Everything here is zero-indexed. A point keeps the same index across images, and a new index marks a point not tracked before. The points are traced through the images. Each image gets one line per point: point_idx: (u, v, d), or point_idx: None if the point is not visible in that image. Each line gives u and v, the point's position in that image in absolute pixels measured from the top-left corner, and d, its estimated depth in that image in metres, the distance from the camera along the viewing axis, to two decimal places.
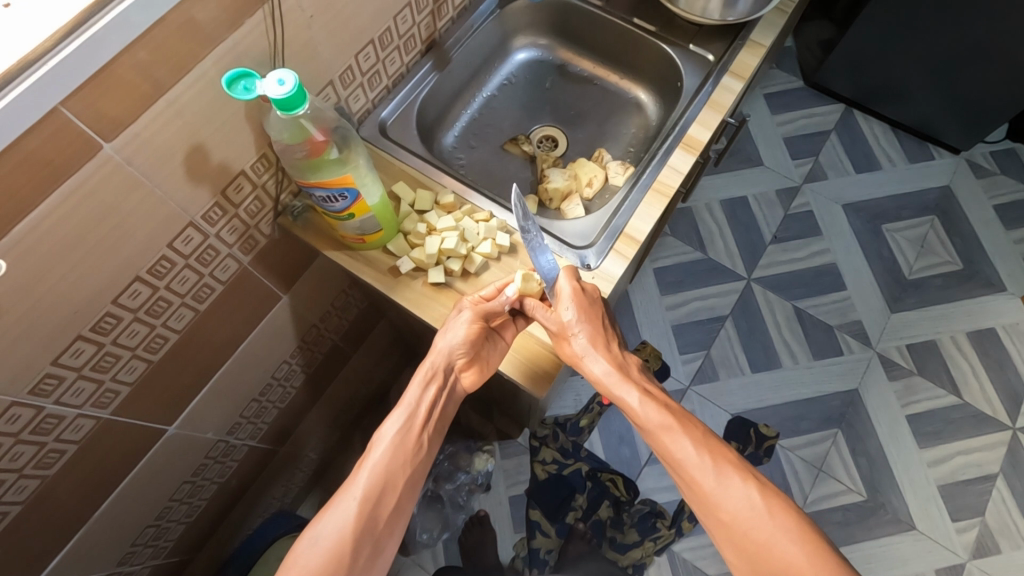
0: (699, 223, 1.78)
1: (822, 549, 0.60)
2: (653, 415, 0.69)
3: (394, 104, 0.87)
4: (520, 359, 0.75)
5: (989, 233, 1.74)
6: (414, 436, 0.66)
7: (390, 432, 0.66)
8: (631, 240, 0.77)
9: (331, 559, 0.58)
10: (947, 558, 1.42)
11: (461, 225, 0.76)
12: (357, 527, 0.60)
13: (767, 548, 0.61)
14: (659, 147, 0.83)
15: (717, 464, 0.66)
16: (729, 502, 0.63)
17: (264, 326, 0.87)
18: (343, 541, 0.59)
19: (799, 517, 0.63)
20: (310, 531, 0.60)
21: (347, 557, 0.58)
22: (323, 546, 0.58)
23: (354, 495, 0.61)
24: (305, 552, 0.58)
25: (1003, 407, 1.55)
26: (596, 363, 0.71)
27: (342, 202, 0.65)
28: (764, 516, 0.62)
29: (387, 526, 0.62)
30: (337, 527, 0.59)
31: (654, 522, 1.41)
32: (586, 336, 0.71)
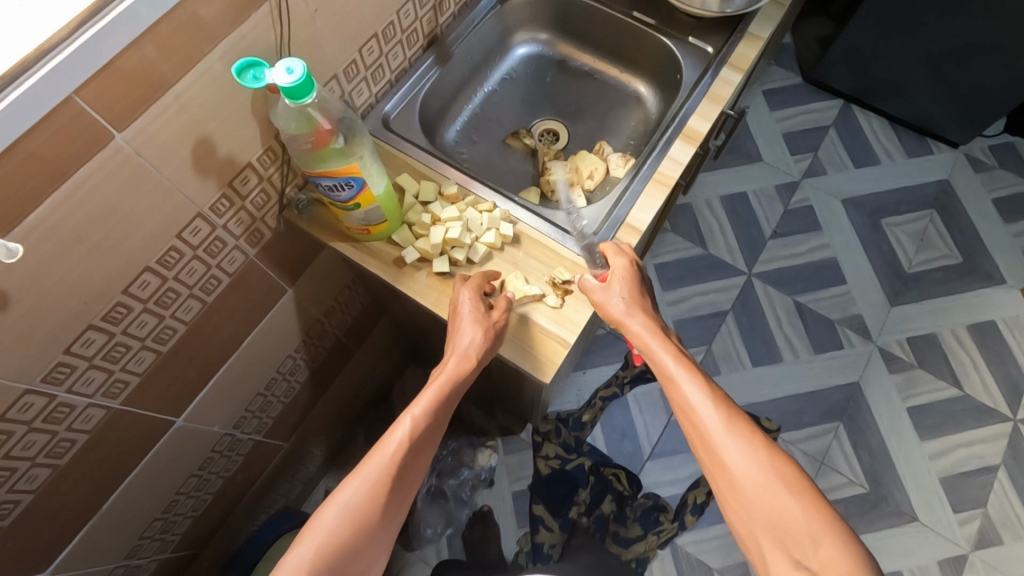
0: (699, 219, 1.79)
1: (818, 501, 0.59)
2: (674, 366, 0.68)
3: (397, 98, 0.88)
4: (522, 346, 0.72)
5: (988, 227, 1.75)
6: (439, 413, 0.66)
7: (417, 409, 0.65)
8: (632, 230, 0.78)
9: (357, 524, 0.58)
10: (950, 549, 1.42)
11: (464, 216, 0.77)
12: (384, 497, 0.60)
13: (764, 499, 0.60)
14: (660, 138, 0.84)
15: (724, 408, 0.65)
16: (734, 445, 0.63)
17: (269, 320, 0.88)
18: (368, 508, 0.59)
19: (806, 483, 0.60)
20: (335, 497, 0.60)
21: (374, 521, 0.59)
22: (350, 512, 0.58)
23: (380, 461, 0.61)
24: (331, 515, 0.58)
25: (1003, 399, 1.56)
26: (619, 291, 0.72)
27: (348, 192, 0.66)
28: (765, 466, 0.61)
29: (406, 493, 0.63)
30: (366, 493, 0.59)
31: (656, 517, 1.43)
32: (619, 281, 0.71)
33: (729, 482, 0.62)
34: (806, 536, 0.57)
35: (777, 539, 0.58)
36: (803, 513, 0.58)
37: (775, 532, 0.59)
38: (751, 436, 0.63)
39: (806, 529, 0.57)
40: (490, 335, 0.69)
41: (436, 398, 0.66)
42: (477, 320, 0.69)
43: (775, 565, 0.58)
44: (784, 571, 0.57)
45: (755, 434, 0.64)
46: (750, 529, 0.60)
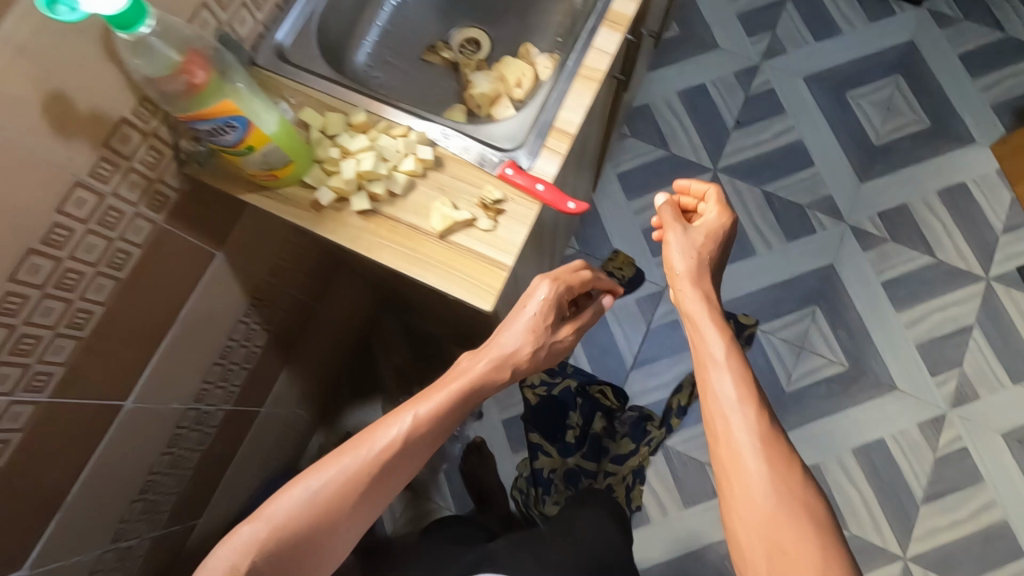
0: (659, 120, 1.70)
1: (834, 548, 0.56)
2: (724, 370, 0.67)
3: (289, 23, 0.79)
4: (459, 276, 0.65)
5: (956, 85, 1.68)
6: (441, 419, 0.70)
7: (422, 410, 0.69)
8: (562, 134, 0.71)
9: (323, 511, 0.62)
10: (928, 411, 1.47)
11: (377, 144, 0.70)
12: (355, 489, 0.64)
13: (779, 529, 0.57)
14: (583, 29, 0.76)
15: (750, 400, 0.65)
16: (756, 443, 0.62)
17: (204, 287, 0.83)
18: (335, 497, 0.63)
19: (827, 530, 0.57)
20: (304, 480, 0.63)
21: (339, 511, 0.63)
22: (315, 499, 0.62)
23: (361, 454, 0.65)
24: (295, 497, 0.62)
25: (975, 260, 1.56)
26: (680, 260, 0.79)
27: (233, 134, 0.60)
28: (779, 483, 0.60)
29: (382, 485, 0.66)
30: (339, 483, 0.63)
31: (645, 427, 1.46)
32: (683, 257, 0.79)
33: (743, 487, 0.60)
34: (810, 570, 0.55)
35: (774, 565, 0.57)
36: (817, 553, 0.56)
37: (773, 559, 0.57)
38: (782, 459, 0.61)
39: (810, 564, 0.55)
40: (539, 348, 0.78)
41: (450, 399, 0.71)
42: (529, 328, 0.77)
43: None
44: None
45: (778, 445, 0.62)
46: (750, 548, 0.58)
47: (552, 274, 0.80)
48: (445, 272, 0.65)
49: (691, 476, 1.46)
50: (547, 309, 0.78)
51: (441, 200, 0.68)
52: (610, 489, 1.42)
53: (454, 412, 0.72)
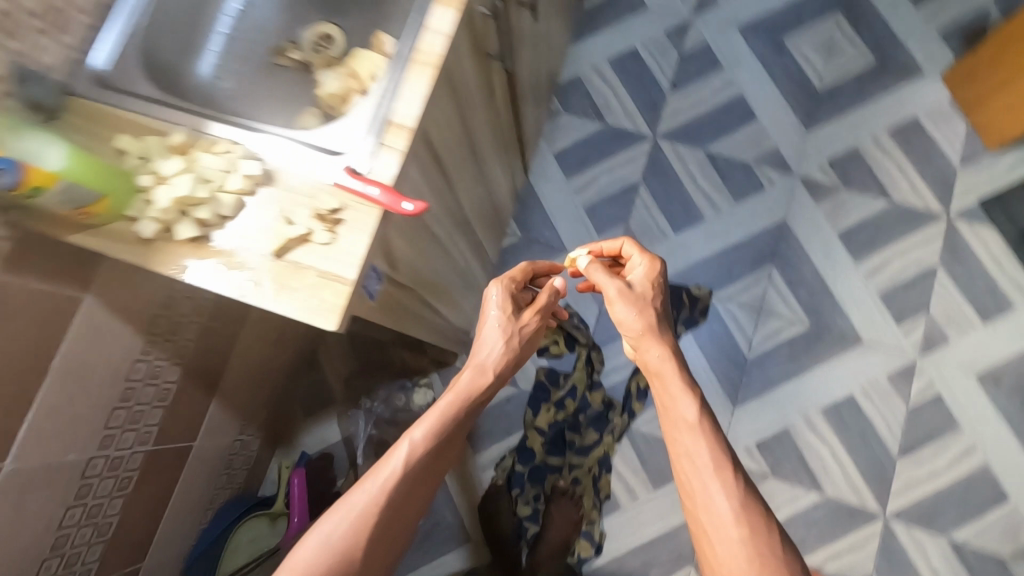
0: (592, 91, 1.63)
1: (736, 485, 0.66)
2: (686, 410, 0.71)
3: (107, 46, 0.68)
4: (321, 302, 0.59)
5: (899, 15, 1.60)
6: (443, 441, 0.74)
7: (416, 435, 0.72)
8: (400, 128, 0.62)
9: (335, 559, 0.65)
10: (898, 360, 1.42)
11: (195, 165, 0.60)
12: (373, 526, 0.67)
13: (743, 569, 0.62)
14: (413, 9, 0.66)
15: (738, 497, 0.66)
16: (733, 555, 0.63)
17: (78, 331, 0.80)
18: (346, 542, 0.66)
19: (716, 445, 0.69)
20: (339, 507, 0.68)
21: (354, 552, 0.66)
22: (332, 545, 0.66)
23: (368, 492, 0.68)
24: (313, 544, 0.67)
25: (933, 197, 1.49)
26: (655, 352, 0.75)
27: (8, 176, 0.51)
28: (754, 552, 0.63)
29: (404, 514, 0.70)
30: (348, 527, 0.66)
31: (607, 416, 1.40)
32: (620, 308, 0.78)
33: (705, 508, 0.66)
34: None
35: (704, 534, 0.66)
36: (728, 506, 0.65)
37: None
38: (724, 471, 0.67)
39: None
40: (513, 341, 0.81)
41: (437, 427, 0.73)
42: (500, 330, 0.80)
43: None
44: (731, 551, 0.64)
45: (758, 511, 0.65)
46: (707, 504, 0.66)
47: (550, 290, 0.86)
48: (295, 293, 0.59)
49: (661, 456, 1.42)
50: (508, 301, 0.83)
51: (293, 211, 0.61)
52: (577, 483, 1.39)
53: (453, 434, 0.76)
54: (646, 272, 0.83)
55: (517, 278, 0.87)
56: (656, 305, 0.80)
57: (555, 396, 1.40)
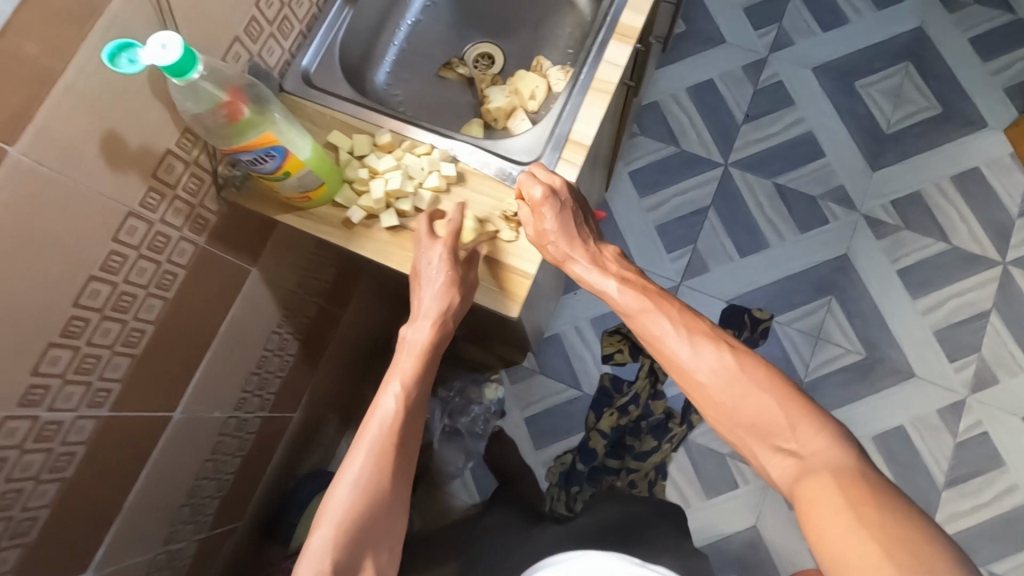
0: (668, 116, 1.72)
1: (760, 365, 0.61)
2: (632, 301, 0.67)
3: (314, 50, 0.77)
4: (501, 292, 0.70)
5: (965, 69, 1.68)
6: (421, 382, 0.66)
7: (401, 380, 0.65)
8: (578, 146, 0.71)
9: (366, 504, 0.59)
10: (948, 396, 1.48)
11: (403, 164, 0.71)
12: (388, 467, 0.61)
13: (725, 387, 0.61)
14: (594, 43, 0.74)
15: (690, 337, 0.64)
16: (711, 378, 0.62)
17: (242, 300, 0.88)
18: (373, 491, 0.60)
19: (763, 364, 0.62)
20: (344, 476, 0.61)
21: (380, 501, 0.60)
22: (361, 487, 0.60)
23: (376, 436, 0.62)
24: (344, 494, 0.60)
25: (990, 244, 1.56)
26: (574, 256, 0.69)
27: (272, 163, 0.59)
28: (733, 368, 0.61)
29: (408, 454, 0.64)
30: (367, 472, 0.60)
31: (666, 425, 1.46)
32: (547, 217, 0.67)
33: (713, 405, 0.62)
34: (790, 425, 0.58)
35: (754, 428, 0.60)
36: (772, 405, 0.59)
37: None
38: (720, 346, 0.63)
39: (779, 423, 0.58)
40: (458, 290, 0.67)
41: (419, 365, 0.66)
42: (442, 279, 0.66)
43: (769, 461, 0.59)
44: (778, 462, 0.59)
45: (748, 358, 0.62)
46: (740, 438, 0.61)
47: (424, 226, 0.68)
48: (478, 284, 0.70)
49: (714, 468, 1.48)
50: (451, 256, 0.67)
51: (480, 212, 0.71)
52: (634, 487, 1.41)
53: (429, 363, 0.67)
54: (554, 213, 0.67)
55: (454, 227, 0.67)
56: (574, 205, 0.70)
57: (617, 402, 1.48)
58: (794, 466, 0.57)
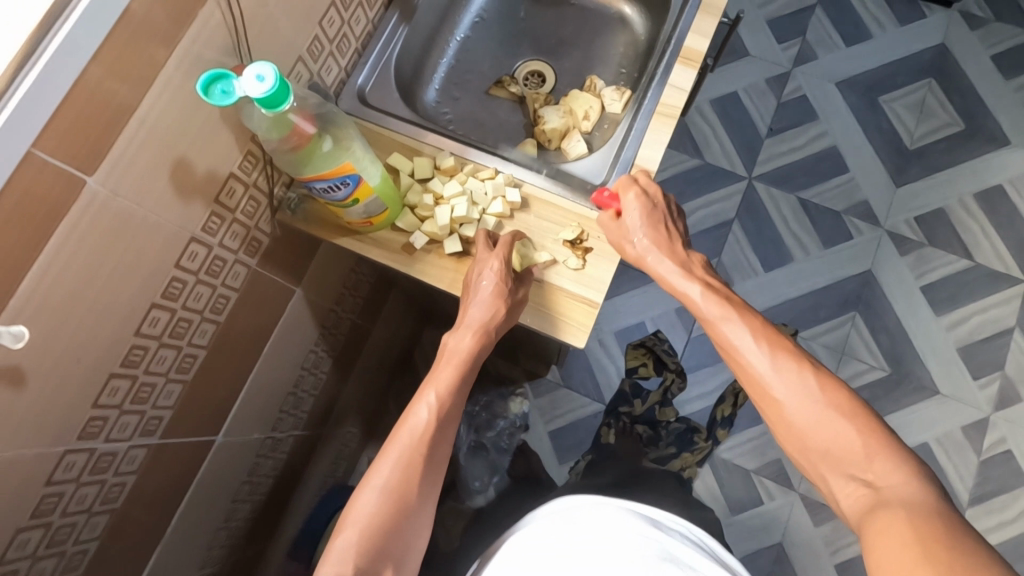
0: (692, 128, 1.72)
1: (840, 391, 0.60)
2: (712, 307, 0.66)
3: (368, 69, 0.79)
4: (563, 320, 0.69)
5: (988, 85, 1.69)
6: (457, 395, 0.65)
7: (438, 390, 0.64)
8: (643, 172, 0.72)
9: (391, 509, 0.58)
10: (972, 413, 1.48)
11: (466, 187, 0.72)
12: (415, 478, 0.60)
13: (806, 406, 0.60)
14: (658, 66, 0.76)
15: (772, 353, 0.63)
16: (793, 393, 0.61)
17: (285, 320, 0.85)
18: (400, 495, 0.59)
19: (845, 388, 0.60)
20: (370, 481, 0.60)
21: (407, 505, 0.59)
22: (387, 494, 0.59)
23: (406, 442, 0.61)
24: (369, 497, 0.59)
25: (1014, 261, 1.57)
26: (660, 262, 0.69)
27: (344, 190, 0.60)
28: (814, 390, 0.60)
29: (437, 470, 0.62)
30: (396, 475, 0.59)
31: (691, 437, 1.39)
32: (633, 215, 0.68)
33: (788, 421, 0.61)
34: (869, 454, 0.56)
35: (829, 455, 0.58)
36: (842, 426, 0.58)
37: None
38: (804, 367, 0.61)
39: (855, 451, 0.57)
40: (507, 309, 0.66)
41: (455, 377, 0.65)
42: (492, 294, 0.65)
43: (836, 485, 0.58)
44: (846, 487, 0.57)
45: (831, 384, 0.60)
46: (811, 457, 0.60)
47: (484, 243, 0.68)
48: (542, 312, 0.69)
49: (740, 483, 1.47)
50: (504, 275, 0.66)
51: (543, 239, 0.71)
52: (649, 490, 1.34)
53: (464, 376, 0.66)
54: (637, 210, 0.68)
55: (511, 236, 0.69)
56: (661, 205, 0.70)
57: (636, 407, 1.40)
58: (865, 497, 0.56)
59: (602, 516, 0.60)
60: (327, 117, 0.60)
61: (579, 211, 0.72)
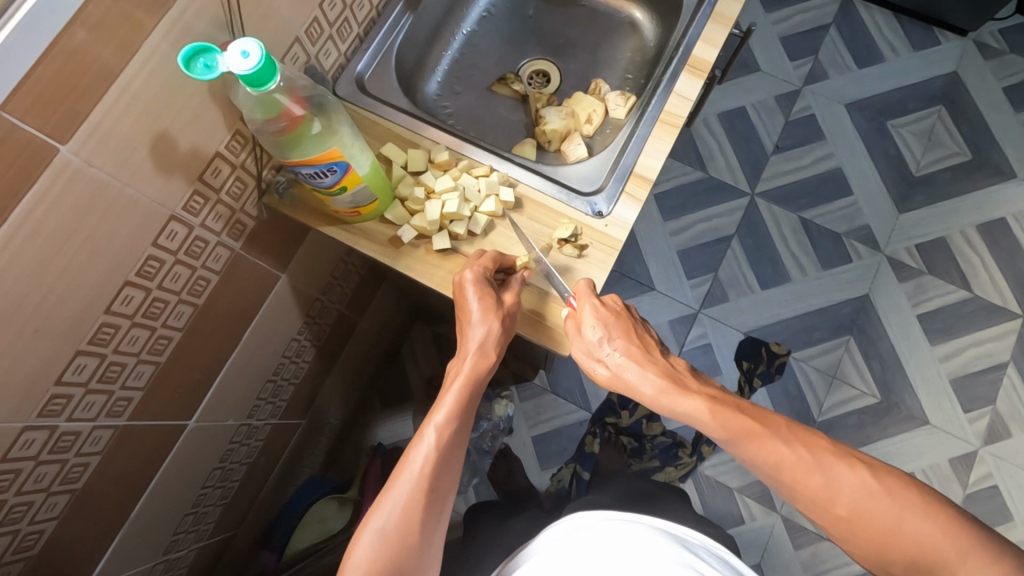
0: (697, 140, 1.70)
1: (897, 485, 0.56)
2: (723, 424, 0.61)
3: (369, 56, 0.77)
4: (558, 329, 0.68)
5: (998, 117, 1.68)
6: (464, 419, 0.61)
7: (440, 418, 0.59)
8: (641, 179, 0.71)
9: (397, 551, 0.55)
10: (960, 446, 1.47)
11: (460, 184, 0.70)
12: (421, 516, 0.56)
13: (875, 508, 0.56)
14: (664, 73, 0.74)
15: (815, 455, 0.58)
16: (854, 502, 0.56)
17: (268, 307, 0.83)
18: (406, 540, 0.55)
19: (900, 477, 0.57)
20: (369, 523, 0.56)
21: (412, 546, 0.55)
22: (389, 536, 0.55)
23: (409, 479, 0.57)
24: (367, 543, 0.55)
25: (1013, 296, 1.55)
26: (644, 377, 0.63)
27: (331, 177, 0.58)
28: (876, 489, 0.56)
29: (444, 504, 0.58)
30: (400, 515, 0.56)
31: (676, 452, 1.40)
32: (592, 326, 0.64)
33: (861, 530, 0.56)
34: (955, 553, 0.53)
35: (912, 561, 0.54)
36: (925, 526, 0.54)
37: None
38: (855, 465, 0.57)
39: (942, 552, 0.53)
40: (502, 324, 0.64)
41: (459, 404, 0.60)
42: (486, 309, 0.63)
43: None
44: None
45: (889, 477, 0.57)
46: (888, 560, 0.56)
47: (478, 258, 0.66)
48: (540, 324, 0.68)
49: (722, 502, 1.45)
50: (489, 290, 0.64)
51: (536, 241, 0.70)
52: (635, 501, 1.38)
53: (469, 406, 0.61)
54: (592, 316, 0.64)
55: (496, 257, 0.67)
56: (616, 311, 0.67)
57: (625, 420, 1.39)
58: None
59: (622, 528, 0.59)
60: (318, 101, 0.58)
61: (574, 215, 0.70)
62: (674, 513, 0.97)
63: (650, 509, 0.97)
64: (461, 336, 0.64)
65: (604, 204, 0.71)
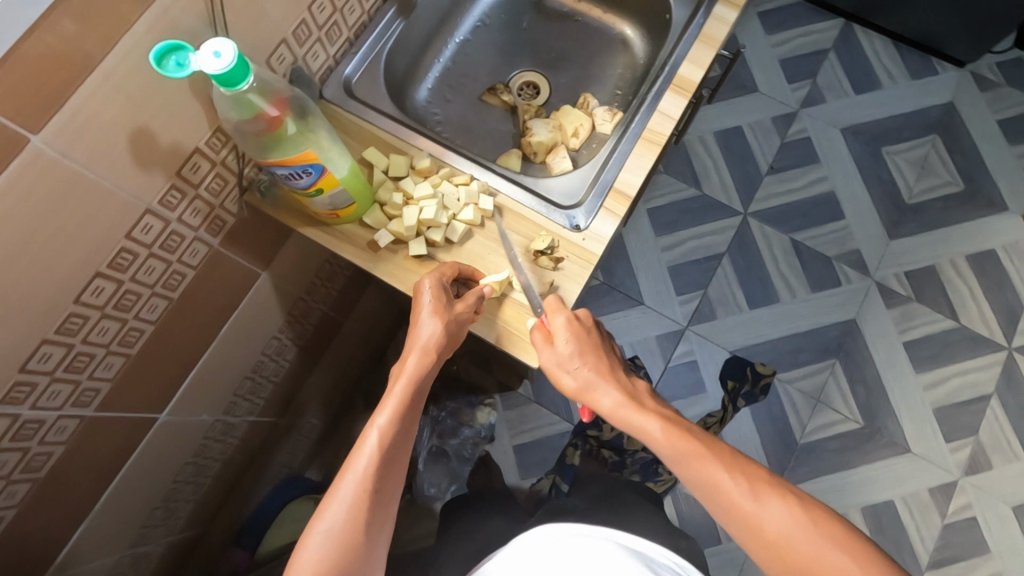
0: (693, 157, 1.71)
1: (829, 523, 0.55)
2: (674, 445, 0.61)
3: (358, 59, 0.78)
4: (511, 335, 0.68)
5: (991, 148, 1.69)
6: (410, 420, 0.60)
7: (384, 419, 0.59)
8: (621, 196, 0.71)
9: (343, 553, 0.54)
10: (941, 476, 1.46)
11: (439, 191, 0.70)
12: (366, 517, 0.56)
13: (804, 540, 0.54)
14: (649, 91, 0.75)
15: (752, 484, 0.58)
16: (783, 536, 0.55)
17: (248, 305, 0.83)
18: (352, 539, 0.55)
19: (837, 521, 0.56)
20: (317, 524, 0.55)
21: (359, 546, 0.55)
22: (336, 537, 0.54)
23: (355, 479, 0.56)
24: (315, 545, 0.54)
25: (999, 327, 1.56)
26: (607, 394, 0.64)
27: (307, 179, 0.59)
28: (806, 523, 0.55)
29: (391, 506, 0.58)
30: (345, 518, 0.55)
31: (656, 467, 1.35)
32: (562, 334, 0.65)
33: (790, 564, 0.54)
34: None
35: None
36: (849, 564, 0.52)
37: None
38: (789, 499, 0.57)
39: None
40: (452, 328, 0.64)
41: (404, 406, 0.60)
42: (438, 312, 0.63)
43: None
44: None
45: (820, 515, 0.56)
46: None
47: (435, 270, 0.66)
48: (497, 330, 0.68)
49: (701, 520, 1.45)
50: (443, 293, 0.64)
51: (512, 254, 0.70)
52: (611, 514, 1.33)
53: (417, 407, 0.61)
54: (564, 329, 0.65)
55: (455, 266, 0.67)
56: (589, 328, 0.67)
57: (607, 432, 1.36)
58: None
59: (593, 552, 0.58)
60: (295, 103, 0.58)
61: (552, 228, 0.70)
62: (649, 524, 0.95)
63: (627, 519, 0.95)
64: (410, 334, 0.64)
65: (582, 217, 0.71)
